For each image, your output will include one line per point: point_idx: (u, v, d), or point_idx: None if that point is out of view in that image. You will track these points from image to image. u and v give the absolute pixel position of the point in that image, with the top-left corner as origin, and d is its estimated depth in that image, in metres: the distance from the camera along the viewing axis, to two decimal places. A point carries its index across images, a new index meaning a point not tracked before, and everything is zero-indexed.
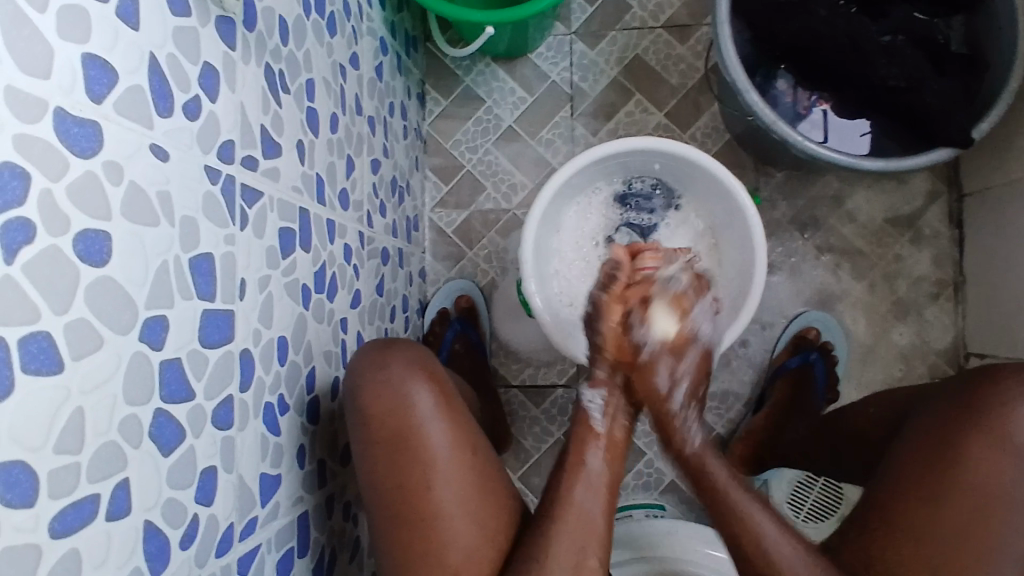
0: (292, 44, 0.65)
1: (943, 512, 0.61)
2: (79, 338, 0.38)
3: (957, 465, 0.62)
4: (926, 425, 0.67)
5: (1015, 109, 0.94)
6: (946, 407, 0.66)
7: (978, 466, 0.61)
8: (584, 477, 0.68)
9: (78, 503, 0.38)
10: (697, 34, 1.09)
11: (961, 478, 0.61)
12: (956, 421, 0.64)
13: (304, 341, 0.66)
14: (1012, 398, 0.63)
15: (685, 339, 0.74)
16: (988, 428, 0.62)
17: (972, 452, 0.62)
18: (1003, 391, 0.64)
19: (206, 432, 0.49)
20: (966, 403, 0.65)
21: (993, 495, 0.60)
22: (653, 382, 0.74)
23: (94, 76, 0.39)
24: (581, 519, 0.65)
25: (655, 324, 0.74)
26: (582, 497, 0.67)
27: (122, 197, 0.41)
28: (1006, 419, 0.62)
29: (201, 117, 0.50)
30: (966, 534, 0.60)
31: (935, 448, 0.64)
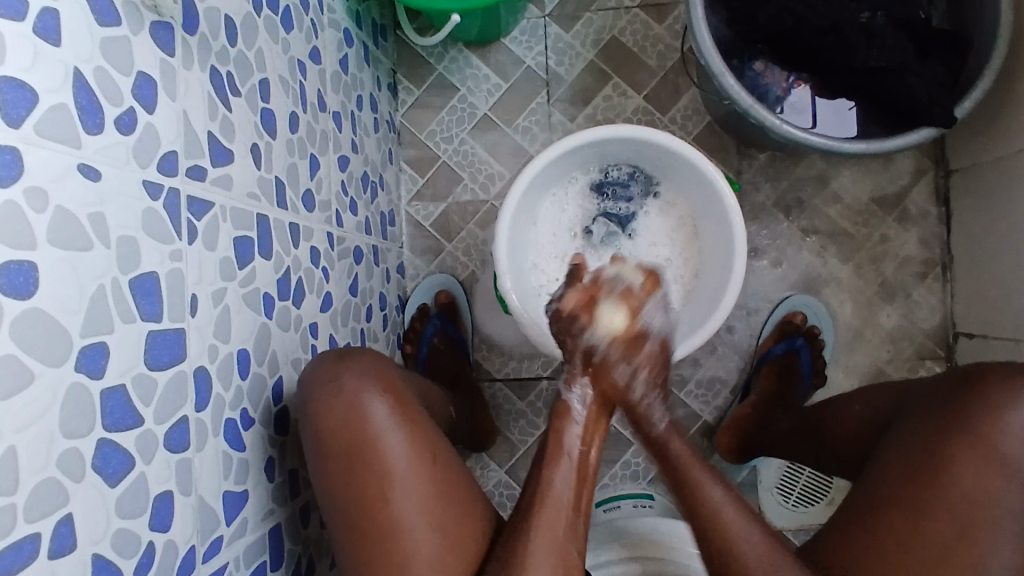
0: (242, 44, 0.62)
1: (927, 522, 0.60)
2: (8, 376, 0.36)
3: (942, 473, 0.61)
4: (913, 429, 0.65)
5: (1000, 84, 0.91)
6: (932, 411, 0.65)
7: (964, 477, 0.60)
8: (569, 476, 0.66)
9: (17, 544, 0.37)
10: (675, 12, 1.06)
11: (944, 488, 0.60)
12: (941, 429, 0.63)
13: (268, 352, 0.64)
14: (1001, 403, 0.61)
15: (638, 338, 0.70)
16: (976, 439, 0.61)
17: (958, 461, 0.61)
18: (993, 397, 0.62)
19: (158, 457, 0.48)
20: (952, 408, 0.63)
21: (978, 507, 0.59)
22: (613, 377, 0.71)
23: (12, 98, 0.37)
24: (556, 507, 0.64)
25: (597, 328, 0.71)
26: (558, 481, 0.66)
27: (48, 224, 0.39)
28: (994, 428, 0.60)
29: (138, 130, 0.47)
30: (945, 544, 0.59)
31: (922, 456, 0.63)
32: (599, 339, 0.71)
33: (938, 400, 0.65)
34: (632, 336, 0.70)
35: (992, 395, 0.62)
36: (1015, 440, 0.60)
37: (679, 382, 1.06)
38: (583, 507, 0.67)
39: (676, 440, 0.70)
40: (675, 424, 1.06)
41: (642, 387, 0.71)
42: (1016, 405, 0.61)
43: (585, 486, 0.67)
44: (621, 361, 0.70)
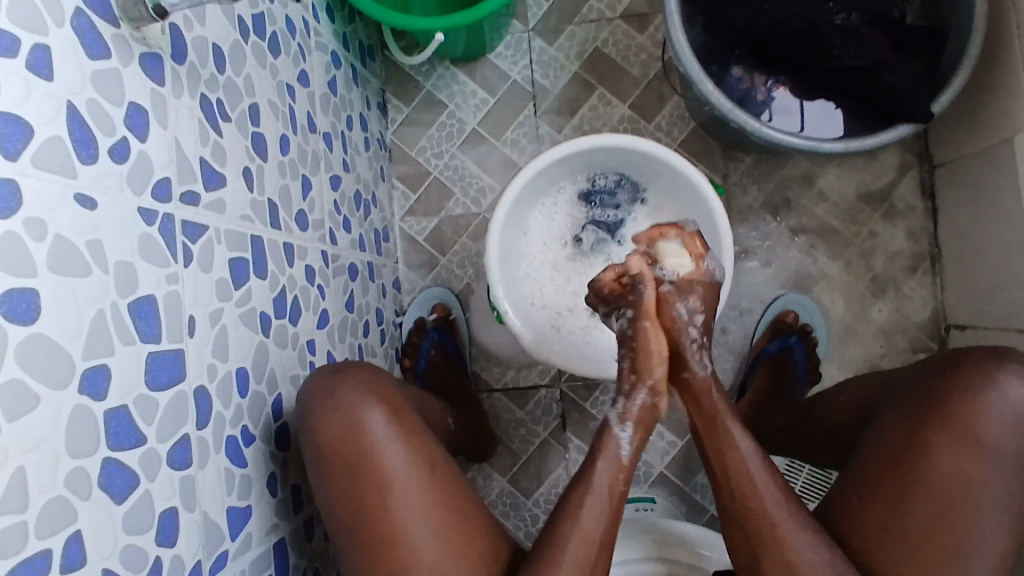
0: (231, 70, 0.64)
1: (911, 509, 0.61)
2: (13, 399, 0.37)
3: (924, 459, 0.62)
4: (893, 416, 0.66)
5: (975, 78, 0.93)
6: (912, 397, 0.66)
7: (943, 460, 0.61)
8: (592, 501, 0.66)
9: (28, 561, 0.38)
10: (655, 22, 1.08)
11: (925, 473, 0.61)
12: (920, 415, 0.64)
13: (267, 369, 0.65)
14: (979, 388, 0.62)
15: (694, 279, 0.69)
16: (954, 422, 0.62)
17: (938, 445, 0.62)
18: (972, 381, 0.63)
19: (161, 475, 0.49)
20: (929, 391, 0.64)
21: (961, 490, 0.60)
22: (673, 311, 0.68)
23: (6, 132, 0.39)
24: (581, 539, 0.64)
25: (660, 264, 0.70)
26: (585, 518, 0.65)
27: (47, 252, 0.41)
28: (972, 412, 0.62)
29: (131, 158, 0.49)
30: (932, 531, 0.60)
31: (902, 442, 0.64)
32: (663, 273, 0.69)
33: (918, 386, 0.66)
34: (689, 275, 0.69)
35: (970, 379, 0.63)
36: (995, 424, 0.61)
37: None
38: (609, 537, 0.66)
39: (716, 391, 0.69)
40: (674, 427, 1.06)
41: (697, 331, 0.69)
42: (994, 388, 0.62)
43: (613, 518, 0.66)
44: (680, 296, 0.69)
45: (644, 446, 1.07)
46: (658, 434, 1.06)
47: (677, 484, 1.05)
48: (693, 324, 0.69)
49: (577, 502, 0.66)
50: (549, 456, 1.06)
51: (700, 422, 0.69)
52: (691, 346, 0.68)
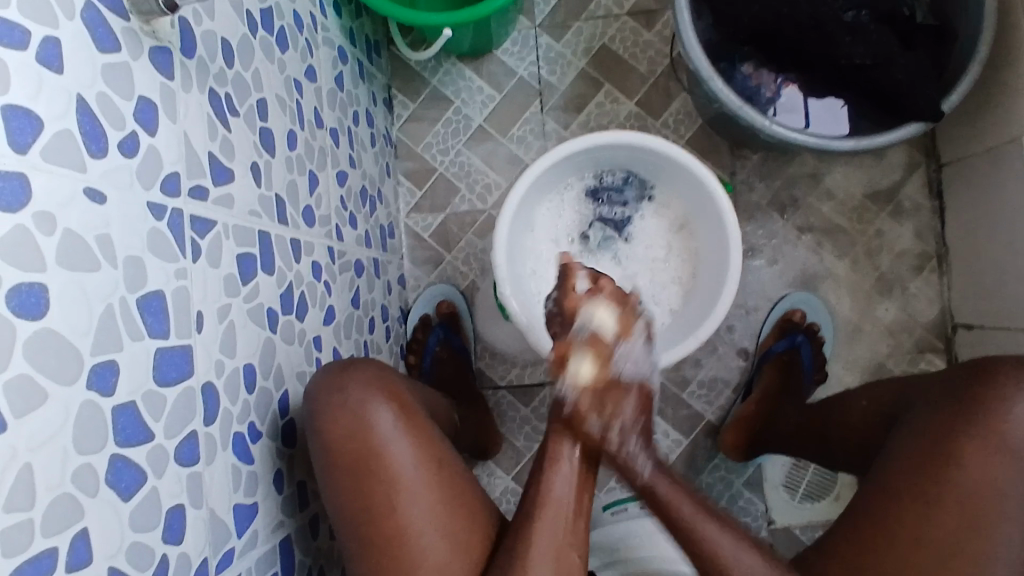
0: (239, 64, 0.63)
1: (935, 513, 0.61)
2: (21, 395, 0.37)
3: (953, 466, 0.61)
4: (921, 422, 0.66)
5: (985, 77, 0.92)
6: (941, 403, 0.65)
7: (973, 467, 0.61)
8: (564, 470, 0.67)
9: (35, 558, 0.38)
10: (663, 18, 1.07)
11: (954, 479, 0.61)
12: (950, 421, 0.63)
13: (274, 365, 0.65)
14: (1012, 396, 0.62)
15: (611, 385, 0.66)
16: (985, 429, 0.62)
17: (969, 452, 0.61)
18: (1001, 386, 0.63)
19: (169, 471, 0.49)
20: (961, 399, 0.64)
21: (988, 496, 0.60)
22: (587, 427, 0.67)
23: (17, 125, 0.38)
24: (552, 505, 0.66)
25: (570, 378, 0.66)
26: (556, 482, 0.67)
27: (57, 247, 0.40)
28: (1004, 419, 0.61)
29: (140, 152, 0.49)
30: (956, 536, 0.60)
31: (930, 446, 0.63)
32: (568, 390, 0.66)
33: (946, 393, 0.66)
34: (599, 385, 0.66)
35: (1002, 386, 0.63)
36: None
37: (681, 383, 1.07)
38: (581, 508, 0.67)
39: (677, 492, 0.68)
40: (679, 425, 1.06)
41: (621, 431, 0.68)
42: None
43: (583, 481, 0.68)
44: (595, 412, 0.67)
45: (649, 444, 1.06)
46: (663, 433, 1.06)
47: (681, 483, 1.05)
48: (620, 424, 0.67)
49: (544, 468, 0.68)
50: None
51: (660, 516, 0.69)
52: (624, 452, 0.68)
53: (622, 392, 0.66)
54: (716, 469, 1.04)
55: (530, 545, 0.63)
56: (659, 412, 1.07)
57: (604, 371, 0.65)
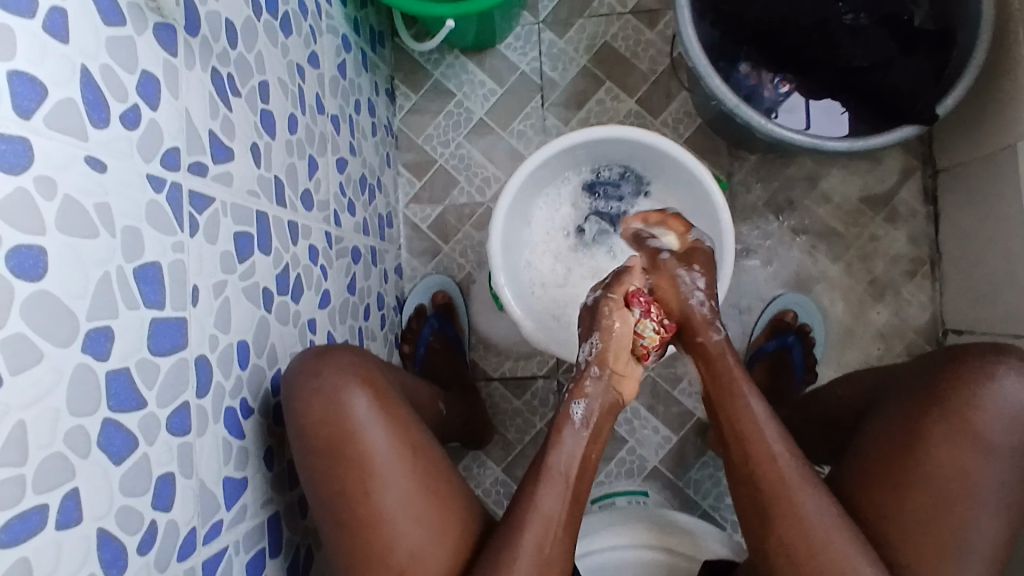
0: (242, 46, 0.64)
1: (904, 499, 0.62)
2: (16, 353, 0.38)
3: (921, 458, 0.62)
4: (892, 414, 0.66)
5: (981, 84, 0.93)
6: (912, 396, 0.66)
7: (942, 459, 0.61)
8: (549, 477, 0.66)
9: (24, 515, 0.38)
10: (666, 19, 1.08)
11: (922, 468, 0.62)
12: (920, 413, 0.64)
13: (268, 344, 0.66)
14: (981, 385, 0.62)
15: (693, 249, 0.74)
16: (955, 419, 0.62)
17: (937, 442, 0.62)
18: (970, 377, 0.63)
19: (160, 440, 0.49)
20: (932, 389, 0.64)
21: (957, 485, 0.61)
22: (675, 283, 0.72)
23: (21, 91, 0.39)
24: (545, 515, 0.64)
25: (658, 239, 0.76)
26: (545, 494, 0.66)
27: (56, 211, 0.41)
28: (973, 410, 0.61)
29: (141, 125, 0.49)
30: (924, 526, 0.61)
31: (902, 436, 0.64)
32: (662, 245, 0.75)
33: (918, 384, 0.66)
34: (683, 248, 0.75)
35: (970, 373, 0.63)
36: (991, 418, 0.61)
37: (673, 380, 1.07)
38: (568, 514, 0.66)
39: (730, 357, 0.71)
40: (670, 422, 1.06)
41: (702, 297, 0.71)
42: (993, 387, 0.62)
43: (576, 497, 0.67)
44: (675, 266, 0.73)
45: (639, 440, 1.07)
46: (653, 429, 1.06)
47: (670, 479, 1.05)
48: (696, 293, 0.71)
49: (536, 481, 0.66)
50: None
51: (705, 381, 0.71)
52: (694, 314, 0.71)
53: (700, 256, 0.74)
54: (705, 466, 1.05)
55: (510, 544, 0.63)
56: (651, 409, 1.07)
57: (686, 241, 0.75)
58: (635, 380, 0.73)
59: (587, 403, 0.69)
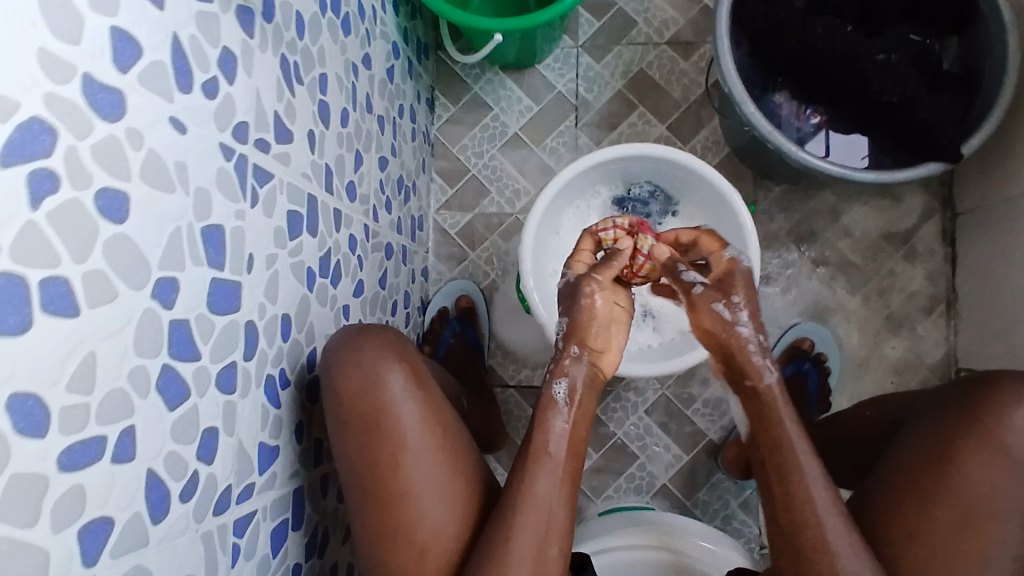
0: (308, 38, 0.68)
1: (932, 509, 0.63)
2: (95, 287, 0.40)
3: (951, 469, 0.64)
4: (923, 427, 0.68)
5: (1005, 129, 0.96)
6: (944, 411, 0.68)
7: (972, 470, 0.63)
8: (549, 466, 0.68)
9: (86, 442, 0.40)
10: (701, 51, 1.12)
11: (951, 480, 0.63)
12: (951, 427, 0.66)
13: (307, 322, 0.68)
14: (1012, 403, 0.64)
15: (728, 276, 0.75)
16: (985, 433, 0.64)
17: (966, 454, 0.64)
18: (1003, 396, 0.65)
19: (210, 394, 0.51)
20: (965, 405, 0.66)
21: (982, 497, 0.62)
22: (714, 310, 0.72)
23: (121, 47, 0.42)
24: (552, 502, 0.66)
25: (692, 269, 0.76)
26: (541, 481, 0.67)
27: (142, 162, 0.44)
28: (1001, 425, 0.63)
29: (218, 97, 0.52)
30: (951, 538, 0.62)
31: (931, 447, 0.66)
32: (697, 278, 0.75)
33: (949, 401, 0.68)
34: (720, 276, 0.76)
35: (1002, 392, 0.65)
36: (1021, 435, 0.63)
37: (686, 399, 1.08)
38: (568, 505, 0.67)
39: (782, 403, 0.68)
40: (681, 441, 1.08)
41: (747, 330, 0.71)
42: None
43: (569, 477, 0.68)
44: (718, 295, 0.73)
45: (650, 457, 1.08)
46: (665, 447, 1.08)
47: (679, 498, 1.06)
48: (740, 322, 0.71)
49: (534, 465, 0.67)
50: None
51: (755, 428, 0.69)
52: (747, 348, 0.70)
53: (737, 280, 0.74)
54: (713, 487, 1.06)
55: (514, 529, 0.64)
56: (663, 426, 1.08)
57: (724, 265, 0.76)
58: (615, 355, 0.76)
59: (568, 381, 0.72)
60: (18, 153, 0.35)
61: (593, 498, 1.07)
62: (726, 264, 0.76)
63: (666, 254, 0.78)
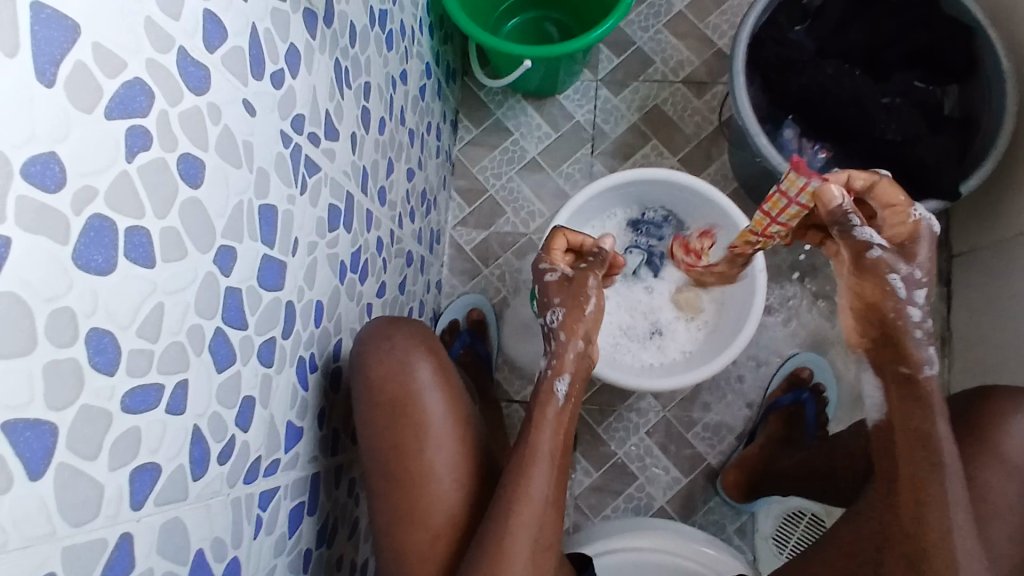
0: (358, 48, 0.73)
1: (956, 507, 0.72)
2: (168, 243, 0.43)
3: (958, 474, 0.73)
4: None
5: (1000, 177, 1.02)
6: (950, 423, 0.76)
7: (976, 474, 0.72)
8: (539, 467, 0.70)
9: (146, 388, 0.42)
10: (713, 91, 1.19)
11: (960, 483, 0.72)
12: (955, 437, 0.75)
13: (336, 312, 0.71)
14: (1007, 415, 0.73)
15: (914, 238, 0.68)
16: (986, 443, 0.73)
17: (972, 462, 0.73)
18: (1000, 410, 0.74)
19: (251, 364, 0.54)
20: (967, 416, 0.75)
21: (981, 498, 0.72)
22: (884, 280, 0.68)
23: (211, 30, 0.46)
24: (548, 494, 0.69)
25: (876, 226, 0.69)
26: (535, 480, 0.69)
27: (217, 136, 0.47)
28: (1000, 436, 0.73)
29: (282, 87, 0.56)
30: None
31: None
32: (874, 238, 0.68)
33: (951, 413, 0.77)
34: (900, 240, 0.69)
35: (997, 405, 0.74)
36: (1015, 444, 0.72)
37: (687, 423, 1.11)
38: (557, 501, 0.72)
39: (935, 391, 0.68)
40: (680, 464, 1.10)
41: (919, 312, 0.68)
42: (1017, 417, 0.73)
43: (557, 480, 0.72)
44: (898, 263, 0.68)
45: (649, 478, 1.09)
46: (664, 469, 1.09)
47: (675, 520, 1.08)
48: (915, 301, 0.68)
49: (528, 465, 0.70)
50: None
51: (898, 421, 0.69)
52: (911, 334, 0.68)
53: (923, 244, 0.68)
54: (710, 512, 1.08)
55: (513, 528, 0.67)
56: (663, 448, 1.10)
57: (912, 220, 0.68)
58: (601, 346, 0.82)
59: (568, 382, 0.75)
60: (119, 109, 0.38)
61: (591, 515, 1.08)
62: (911, 225, 0.69)
63: (839, 201, 0.67)
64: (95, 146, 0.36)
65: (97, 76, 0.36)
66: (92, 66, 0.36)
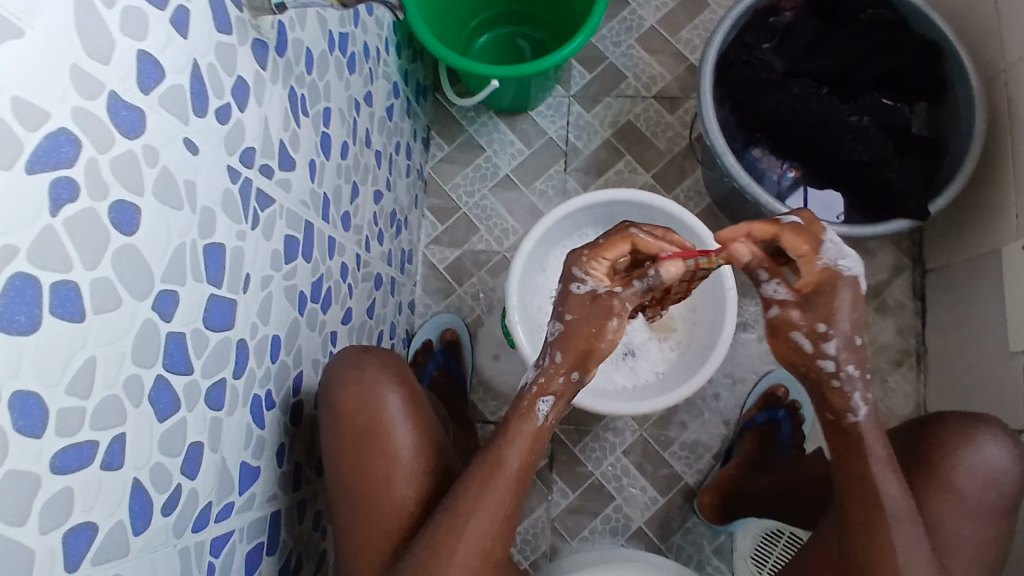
0: (315, 73, 0.71)
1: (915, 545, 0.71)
2: (100, 294, 0.41)
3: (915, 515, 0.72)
4: None
5: (970, 192, 1.02)
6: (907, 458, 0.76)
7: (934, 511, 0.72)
8: (498, 477, 0.67)
9: (79, 445, 0.41)
10: (685, 106, 1.18)
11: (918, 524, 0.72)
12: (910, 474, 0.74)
13: (295, 345, 0.69)
14: (959, 446, 0.73)
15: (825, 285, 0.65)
16: (939, 479, 0.72)
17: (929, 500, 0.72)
18: (952, 443, 0.73)
19: (198, 408, 0.52)
20: (922, 450, 0.75)
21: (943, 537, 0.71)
22: (793, 339, 0.67)
23: (146, 70, 0.44)
24: (486, 514, 0.66)
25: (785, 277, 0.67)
26: (491, 496, 0.67)
27: (155, 179, 0.46)
28: (953, 470, 0.72)
29: (230, 122, 0.55)
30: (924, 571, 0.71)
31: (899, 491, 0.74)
32: (777, 294, 0.67)
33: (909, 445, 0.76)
34: (808, 290, 0.66)
35: (948, 436, 0.74)
36: (968, 477, 0.72)
37: (664, 441, 1.10)
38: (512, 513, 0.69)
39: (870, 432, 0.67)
40: (657, 483, 1.09)
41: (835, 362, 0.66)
42: (969, 448, 0.73)
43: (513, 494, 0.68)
44: (801, 316, 0.66)
45: (626, 498, 1.08)
46: (641, 488, 1.08)
47: (652, 540, 1.07)
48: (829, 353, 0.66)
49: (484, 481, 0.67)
50: (533, 496, 1.09)
51: (841, 460, 0.69)
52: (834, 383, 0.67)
53: (837, 293, 0.65)
54: (687, 532, 1.07)
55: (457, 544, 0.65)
56: (640, 468, 1.09)
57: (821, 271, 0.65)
58: None
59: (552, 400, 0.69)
60: (43, 161, 0.36)
61: (569, 536, 1.07)
62: (820, 276, 0.65)
63: (747, 259, 0.67)
64: (15, 202, 0.35)
65: (17, 130, 0.35)
66: (12, 119, 0.34)
